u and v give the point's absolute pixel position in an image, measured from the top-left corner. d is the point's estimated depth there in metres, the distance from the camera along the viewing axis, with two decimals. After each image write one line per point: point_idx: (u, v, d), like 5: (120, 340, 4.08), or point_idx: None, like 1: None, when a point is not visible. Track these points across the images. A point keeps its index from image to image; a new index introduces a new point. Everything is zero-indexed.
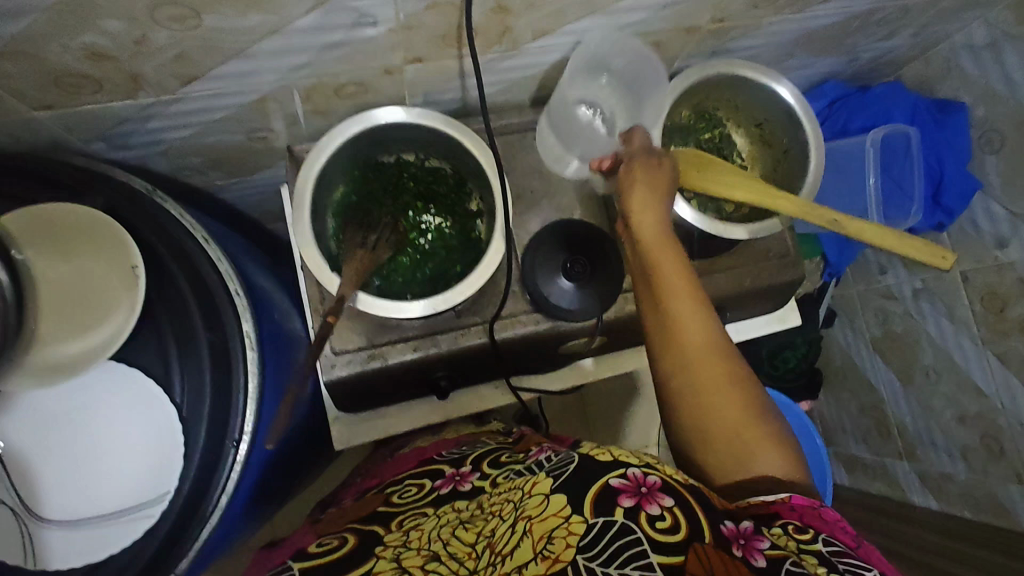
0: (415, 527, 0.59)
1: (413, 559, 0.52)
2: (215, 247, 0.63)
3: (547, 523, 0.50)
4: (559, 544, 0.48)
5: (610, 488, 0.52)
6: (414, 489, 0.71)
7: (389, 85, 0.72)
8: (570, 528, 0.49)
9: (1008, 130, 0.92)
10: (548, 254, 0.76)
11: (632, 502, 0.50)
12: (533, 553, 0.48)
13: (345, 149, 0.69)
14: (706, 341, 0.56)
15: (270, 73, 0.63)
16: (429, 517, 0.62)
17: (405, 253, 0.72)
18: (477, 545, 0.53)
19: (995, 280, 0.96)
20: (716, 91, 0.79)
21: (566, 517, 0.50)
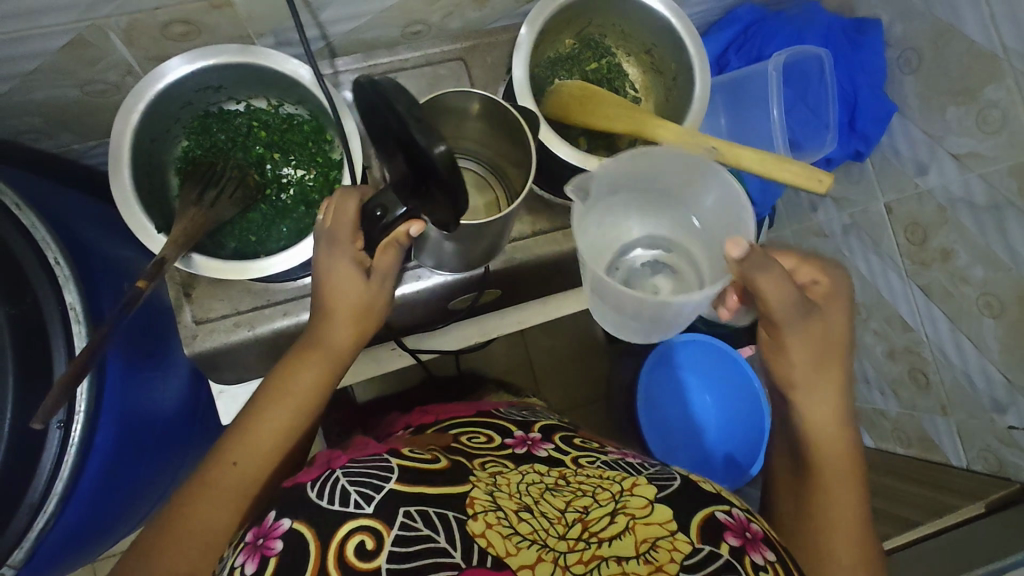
0: (499, 474, 0.55)
1: (508, 502, 0.51)
2: (30, 212, 0.57)
3: (651, 529, 0.49)
4: (663, 554, 0.47)
5: (715, 519, 0.51)
6: (483, 437, 0.63)
7: (225, 22, 0.64)
8: (675, 544, 0.48)
9: (924, 47, 0.87)
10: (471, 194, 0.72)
11: (737, 543, 0.49)
12: (635, 552, 0.47)
13: (175, 96, 0.62)
14: (835, 435, 0.62)
15: (66, 9, 0.55)
16: (512, 469, 0.57)
17: (258, 209, 0.66)
18: (567, 515, 0.50)
19: (916, 209, 0.92)
20: (596, 15, 0.72)
21: (672, 533, 0.49)
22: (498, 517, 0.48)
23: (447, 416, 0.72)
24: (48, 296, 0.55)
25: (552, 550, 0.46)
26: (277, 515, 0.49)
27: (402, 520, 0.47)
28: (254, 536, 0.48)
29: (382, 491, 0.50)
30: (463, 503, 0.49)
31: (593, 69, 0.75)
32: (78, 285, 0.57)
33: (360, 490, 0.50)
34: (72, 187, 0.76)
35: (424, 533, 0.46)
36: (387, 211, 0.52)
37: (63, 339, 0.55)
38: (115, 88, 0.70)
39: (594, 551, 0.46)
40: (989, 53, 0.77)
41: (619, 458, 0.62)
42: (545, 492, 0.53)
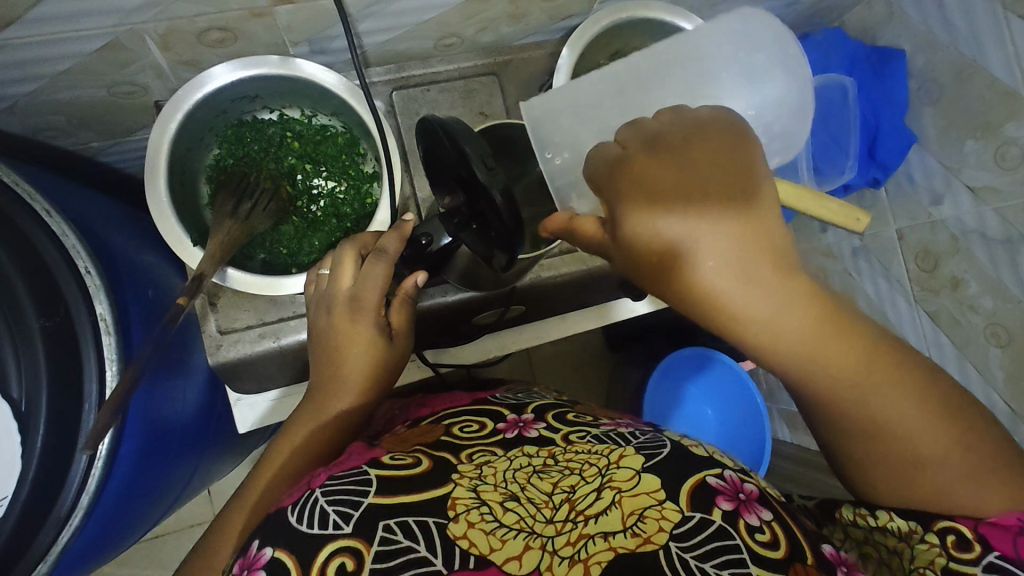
0: (487, 464, 0.54)
1: (492, 494, 0.49)
2: (60, 219, 0.55)
3: (638, 499, 0.49)
4: (651, 525, 0.47)
5: (706, 483, 0.51)
6: (475, 425, 0.62)
7: (262, 30, 0.63)
8: (663, 513, 0.48)
9: (945, 80, 0.88)
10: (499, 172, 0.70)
11: (730, 506, 0.49)
12: (622, 526, 0.47)
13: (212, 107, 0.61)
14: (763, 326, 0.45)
15: (105, 14, 0.54)
16: (500, 457, 0.55)
17: (290, 222, 0.66)
18: (554, 497, 0.50)
19: (928, 237, 0.94)
20: (634, 37, 0.72)
21: (659, 501, 0.49)
22: (482, 513, 0.47)
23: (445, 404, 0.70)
24: (78, 305, 0.54)
25: (539, 537, 0.45)
26: (259, 545, 0.46)
27: (382, 534, 0.45)
28: (238, 569, 0.45)
29: (360, 508, 0.47)
30: (444, 507, 0.48)
31: None
32: (110, 295, 0.55)
33: (338, 509, 0.47)
34: (93, 189, 0.75)
35: (403, 545, 0.45)
36: (432, 240, 0.57)
37: (93, 349, 0.54)
38: (142, 90, 0.69)
39: (580, 530, 0.46)
40: (1011, 91, 0.78)
41: (611, 429, 0.61)
42: (533, 476, 0.52)
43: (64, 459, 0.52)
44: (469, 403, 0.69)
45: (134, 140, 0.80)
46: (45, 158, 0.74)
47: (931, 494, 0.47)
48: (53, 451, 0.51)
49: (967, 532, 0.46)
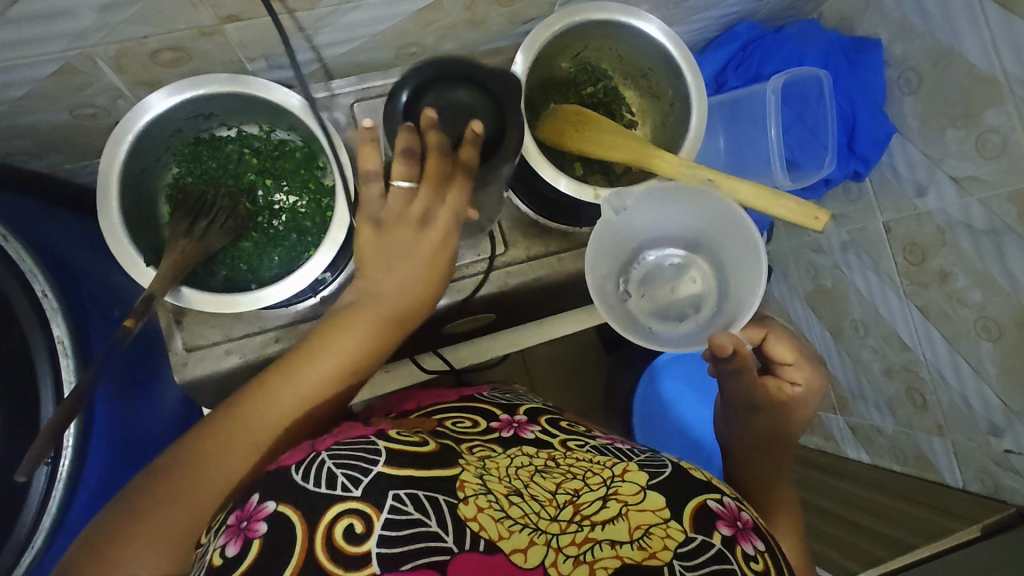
0: (488, 459, 0.53)
1: (497, 486, 0.48)
2: (17, 243, 0.56)
3: (644, 516, 0.48)
4: (656, 541, 0.46)
5: (706, 507, 0.50)
6: (468, 421, 0.60)
7: (216, 48, 0.63)
8: (668, 531, 0.47)
9: (925, 69, 0.85)
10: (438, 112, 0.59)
11: (728, 532, 0.49)
12: (628, 538, 0.46)
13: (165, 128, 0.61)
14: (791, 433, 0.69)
15: (52, 39, 0.55)
16: (500, 454, 0.54)
17: (249, 238, 0.66)
18: (558, 496, 0.48)
19: (914, 229, 0.92)
20: (593, 40, 0.70)
21: (664, 518, 0.48)
22: (489, 501, 0.46)
23: (432, 400, 0.68)
24: (33, 329, 0.54)
25: (544, 533, 0.44)
26: (262, 497, 0.44)
27: (392, 504, 0.43)
28: (236, 520, 0.43)
29: (370, 473, 0.45)
30: (453, 487, 0.46)
31: (588, 93, 0.75)
32: (67, 317, 0.56)
33: (347, 472, 0.45)
34: (65, 209, 0.76)
35: (413, 518, 0.43)
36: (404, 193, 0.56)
37: (50, 374, 0.54)
38: (104, 112, 0.69)
39: (586, 534, 0.45)
40: (990, 78, 0.76)
41: (608, 441, 0.60)
42: (535, 474, 0.51)
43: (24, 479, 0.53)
44: (457, 399, 0.68)
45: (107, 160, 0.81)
46: (16, 182, 0.75)
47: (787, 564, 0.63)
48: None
49: None
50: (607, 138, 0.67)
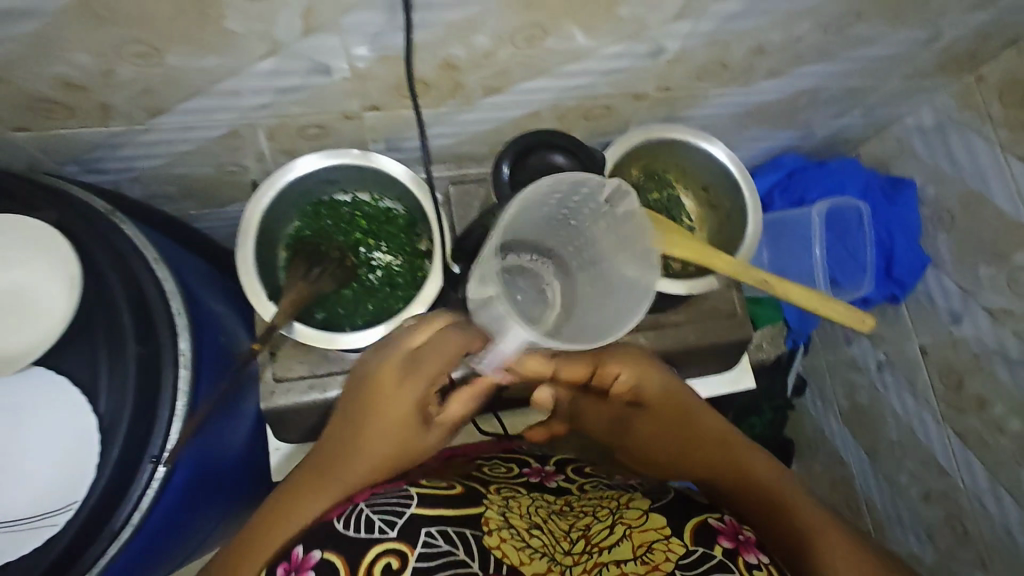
0: (512, 497, 0.65)
1: (518, 520, 0.61)
2: (163, 266, 0.65)
3: (647, 534, 0.57)
4: (658, 554, 0.54)
5: (708, 525, 0.56)
6: (503, 467, 0.73)
7: (351, 129, 0.76)
8: (670, 545, 0.55)
9: (956, 210, 0.94)
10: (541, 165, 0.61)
11: (729, 544, 0.54)
12: (632, 555, 0.55)
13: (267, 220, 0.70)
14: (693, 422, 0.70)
15: (232, 110, 0.68)
16: (523, 494, 0.67)
17: (350, 287, 0.74)
18: (572, 533, 0.61)
19: (951, 355, 0.97)
20: (662, 154, 0.81)
21: (666, 535, 0.56)
22: (510, 533, 0.58)
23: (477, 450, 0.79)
24: (166, 339, 0.62)
25: (558, 563, 0.56)
26: (307, 549, 0.53)
27: (424, 539, 0.55)
28: (283, 570, 0.52)
29: (404, 517, 0.57)
30: (477, 522, 0.59)
31: (655, 198, 0.83)
32: (192, 333, 0.64)
33: (383, 518, 0.56)
34: (188, 246, 0.87)
35: (444, 549, 0.54)
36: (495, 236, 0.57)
37: (171, 380, 0.61)
38: (243, 171, 0.82)
39: (595, 560, 0.56)
40: (1018, 223, 0.84)
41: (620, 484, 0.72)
42: (551, 514, 0.64)
43: (128, 470, 0.59)
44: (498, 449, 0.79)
45: (226, 210, 0.93)
46: None
47: None
48: (124, 461, 0.58)
49: None
50: None
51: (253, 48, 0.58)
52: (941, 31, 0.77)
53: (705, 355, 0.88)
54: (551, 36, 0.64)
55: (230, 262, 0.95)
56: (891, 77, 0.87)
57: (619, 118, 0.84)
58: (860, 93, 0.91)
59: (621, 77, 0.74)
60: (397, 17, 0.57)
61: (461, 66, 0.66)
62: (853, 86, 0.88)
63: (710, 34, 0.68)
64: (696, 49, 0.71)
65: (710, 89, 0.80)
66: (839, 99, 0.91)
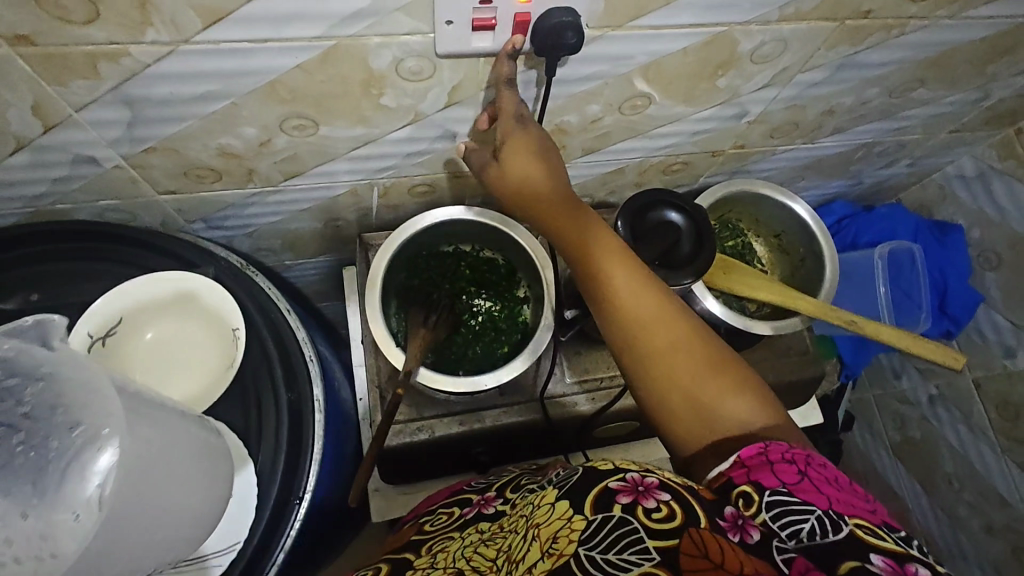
0: (441, 551, 0.59)
1: None
2: (296, 317, 0.70)
3: (553, 524, 0.45)
4: (563, 540, 0.43)
5: (608, 490, 0.44)
6: (444, 516, 0.67)
7: (454, 187, 0.82)
8: (573, 526, 0.44)
9: (1003, 251, 1.01)
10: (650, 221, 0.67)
11: (628, 501, 0.43)
12: (540, 554, 0.44)
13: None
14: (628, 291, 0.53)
15: (359, 172, 0.74)
16: (455, 540, 0.60)
17: (459, 332, 0.79)
18: (496, 563, 0.50)
19: (1006, 389, 1.01)
20: (738, 204, 0.89)
21: (568, 518, 0.45)
22: None
23: (428, 506, 0.74)
24: (304, 387, 0.67)
25: None
26: None
27: None
28: None
29: None
30: None
31: (730, 245, 0.90)
32: (323, 380, 0.69)
33: None
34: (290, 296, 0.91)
35: None
36: None
37: (310, 425, 0.66)
38: (346, 225, 0.87)
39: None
40: None
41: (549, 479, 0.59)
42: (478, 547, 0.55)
43: (278, 512, 0.64)
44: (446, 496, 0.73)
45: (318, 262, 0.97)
46: None
47: (727, 436, 0.49)
48: (278, 503, 0.63)
49: (753, 490, 0.44)
50: (751, 281, 0.81)
51: (398, 119, 0.64)
52: (990, 92, 0.85)
53: (784, 390, 0.91)
54: (654, 103, 0.71)
55: (318, 311, 0.99)
56: (939, 132, 0.95)
57: (692, 171, 0.90)
58: (909, 146, 0.98)
59: (705, 136, 0.81)
60: (530, 91, 0.63)
61: (570, 130, 0.73)
62: (905, 139, 0.95)
63: (791, 99, 0.76)
64: (776, 111, 0.78)
65: (779, 144, 0.87)
66: (891, 151, 0.98)
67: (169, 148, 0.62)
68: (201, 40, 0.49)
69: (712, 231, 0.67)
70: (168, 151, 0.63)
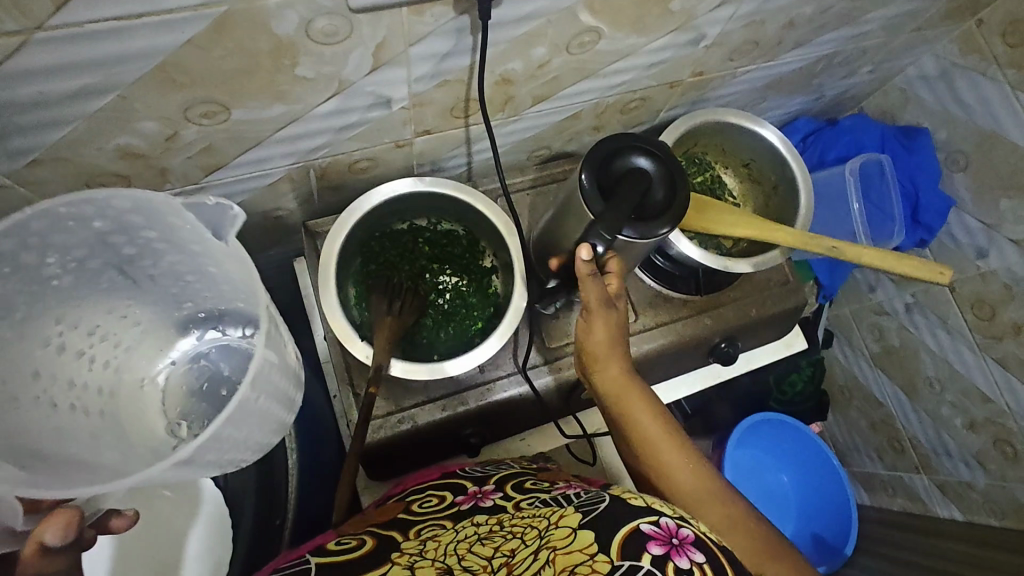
0: (432, 537, 0.52)
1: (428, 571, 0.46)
2: None
3: (572, 557, 0.44)
4: None
5: (638, 532, 0.45)
6: (434, 499, 0.59)
7: (399, 158, 0.74)
8: (594, 567, 0.43)
9: (970, 150, 0.98)
10: (612, 175, 0.61)
11: (660, 551, 0.44)
12: None
13: (36, 222, 0.45)
14: (637, 410, 0.63)
15: (289, 155, 0.66)
16: (448, 529, 0.53)
17: (428, 314, 0.73)
18: (492, 562, 0.46)
19: (981, 288, 1.01)
20: (704, 136, 0.83)
21: (591, 556, 0.44)
22: None
23: (414, 481, 0.67)
24: None
25: None
26: None
27: None
28: None
29: None
30: None
31: (700, 180, 0.85)
32: None
33: None
34: None
35: None
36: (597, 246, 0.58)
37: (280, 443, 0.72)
38: (288, 214, 0.79)
39: None
40: None
41: (563, 492, 0.56)
42: (475, 544, 0.49)
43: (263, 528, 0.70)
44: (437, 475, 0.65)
45: (266, 257, 0.90)
46: None
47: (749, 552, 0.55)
48: (259, 519, 0.70)
49: None
50: (727, 218, 0.75)
51: (320, 91, 0.57)
52: None
53: (766, 322, 0.89)
54: (604, 38, 0.64)
55: None
56: (900, 33, 0.90)
57: (652, 107, 0.84)
58: (869, 52, 0.94)
59: (662, 67, 0.75)
60: (465, 40, 0.56)
61: (516, 79, 0.66)
62: (866, 45, 0.90)
63: (749, 15, 0.70)
64: (734, 31, 0.73)
65: (739, 67, 0.81)
66: (852, 59, 0.94)
67: (59, 157, 0.54)
68: (59, 25, 0.41)
69: (682, 172, 0.62)
70: (59, 161, 0.54)
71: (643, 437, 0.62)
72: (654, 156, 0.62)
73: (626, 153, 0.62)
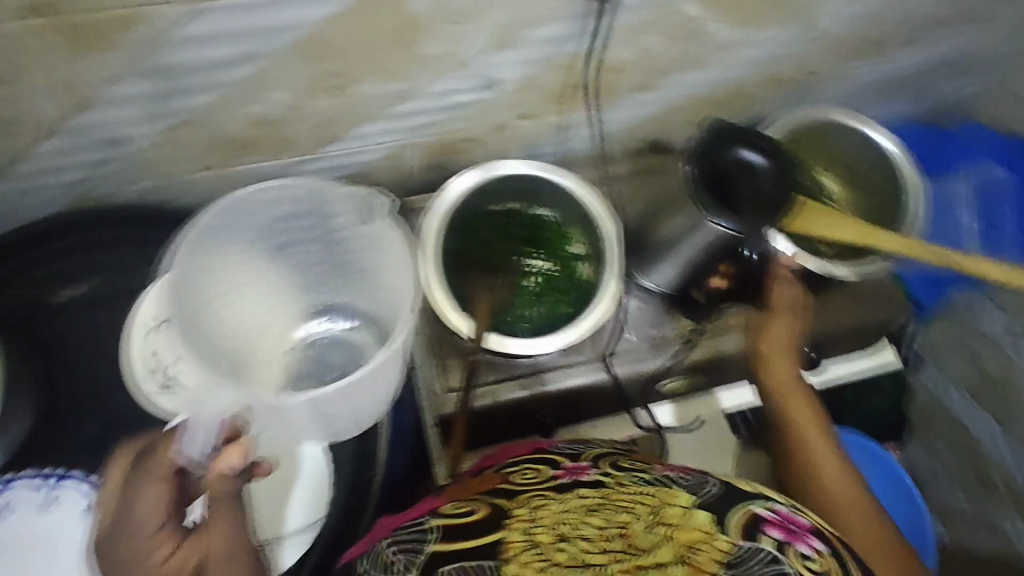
0: (541, 503, 0.49)
1: (546, 537, 0.45)
2: None
3: (691, 532, 0.46)
4: (705, 555, 0.44)
5: (757, 516, 0.47)
6: (533, 470, 0.54)
7: (497, 142, 0.76)
8: (717, 544, 0.45)
9: None
10: (725, 167, 0.63)
11: (780, 535, 0.46)
12: (673, 558, 0.44)
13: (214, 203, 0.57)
14: (797, 404, 0.70)
15: (397, 132, 0.69)
16: (558, 498, 0.49)
17: (517, 294, 0.75)
18: (610, 532, 0.46)
19: None
20: (811, 136, 0.81)
21: (711, 533, 0.45)
22: (534, 555, 0.44)
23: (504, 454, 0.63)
24: None
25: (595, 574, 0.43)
26: None
27: None
28: None
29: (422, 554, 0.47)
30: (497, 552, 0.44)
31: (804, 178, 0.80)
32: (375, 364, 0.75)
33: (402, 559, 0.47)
34: None
35: None
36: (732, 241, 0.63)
37: None
38: None
39: (634, 564, 0.44)
40: None
41: (666, 471, 0.54)
42: (586, 512, 0.48)
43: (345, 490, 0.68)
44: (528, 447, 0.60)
45: None
46: None
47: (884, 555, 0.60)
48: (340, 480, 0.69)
49: None
50: (834, 218, 0.70)
51: (436, 69, 0.59)
52: None
53: (849, 335, 0.87)
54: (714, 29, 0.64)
55: None
56: None
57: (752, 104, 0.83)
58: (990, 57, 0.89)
59: (767, 62, 0.74)
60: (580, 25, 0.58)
61: (621, 67, 0.67)
62: (987, 48, 0.86)
63: None
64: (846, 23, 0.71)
65: (847, 66, 0.79)
66: (971, 64, 0.89)
67: (202, 119, 0.59)
68: None
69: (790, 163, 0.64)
70: (201, 123, 0.59)
71: (800, 429, 0.69)
72: (762, 144, 0.64)
73: (731, 144, 0.63)
